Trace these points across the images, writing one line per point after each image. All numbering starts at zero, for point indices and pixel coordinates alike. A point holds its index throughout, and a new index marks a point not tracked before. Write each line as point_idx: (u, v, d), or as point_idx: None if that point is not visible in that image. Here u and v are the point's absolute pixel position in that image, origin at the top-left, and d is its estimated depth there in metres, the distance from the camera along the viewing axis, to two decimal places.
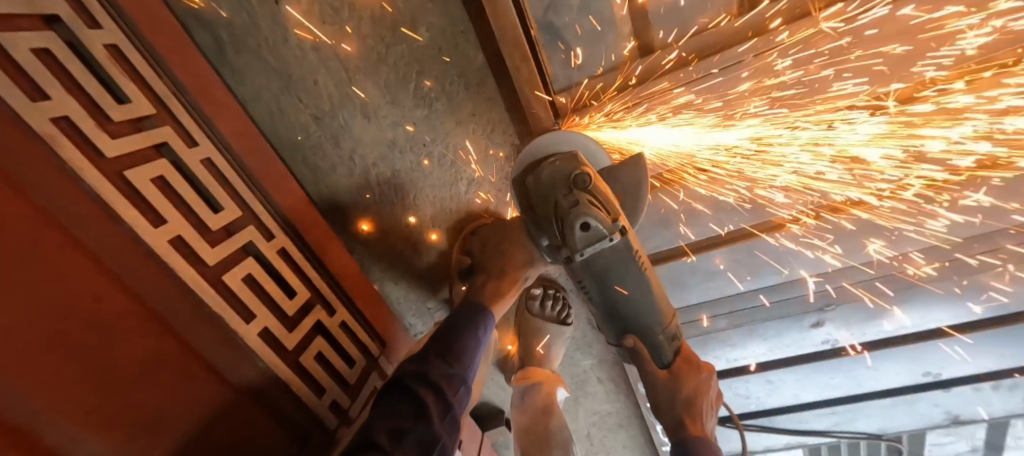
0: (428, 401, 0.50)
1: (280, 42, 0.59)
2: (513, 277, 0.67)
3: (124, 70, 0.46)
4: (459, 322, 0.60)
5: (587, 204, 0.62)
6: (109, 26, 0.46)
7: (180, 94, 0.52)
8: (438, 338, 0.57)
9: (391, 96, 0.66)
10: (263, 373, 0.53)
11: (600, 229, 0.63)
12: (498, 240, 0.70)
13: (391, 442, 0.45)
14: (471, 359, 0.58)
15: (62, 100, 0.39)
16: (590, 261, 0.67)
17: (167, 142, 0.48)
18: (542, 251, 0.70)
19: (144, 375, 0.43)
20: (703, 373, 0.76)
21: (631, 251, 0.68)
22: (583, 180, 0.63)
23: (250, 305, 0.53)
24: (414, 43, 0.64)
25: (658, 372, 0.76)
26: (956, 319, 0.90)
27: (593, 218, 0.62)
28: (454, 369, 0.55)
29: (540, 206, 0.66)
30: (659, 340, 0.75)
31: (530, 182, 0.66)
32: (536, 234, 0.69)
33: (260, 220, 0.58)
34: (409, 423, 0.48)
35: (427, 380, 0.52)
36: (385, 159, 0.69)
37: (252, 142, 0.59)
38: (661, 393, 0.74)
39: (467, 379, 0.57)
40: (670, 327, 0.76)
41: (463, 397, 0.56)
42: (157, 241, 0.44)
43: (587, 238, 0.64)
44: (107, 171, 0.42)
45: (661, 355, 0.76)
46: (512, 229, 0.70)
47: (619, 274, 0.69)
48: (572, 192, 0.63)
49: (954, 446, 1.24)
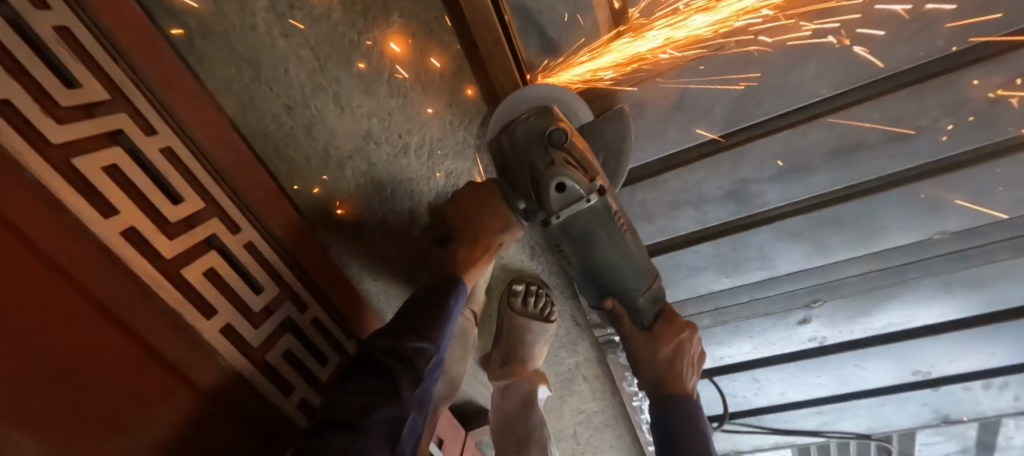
0: (401, 378, 0.49)
1: (248, 29, 0.56)
2: (486, 243, 0.65)
3: (76, 54, 0.44)
4: (432, 291, 0.58)
5: (562, 162, 0.59)
6: (61, 8, 0.44)
7: (139, 79, 0.50)
8: (408, 314, 0.55)
9: (365, 85, 0.63)
10: (224, 371, 0.51)
11: (577, 189, 0.59)
12: (472, 202, 0.65)
13: (361, 417, 0.44)
14: (442, 330, 0.56)
15: (5, 82, 0.37)
16: (567, 221, 0.65)
17: (123, 130, 0.46)
18: (520, 214, 0.67)
19: (94, 373, 0.41)
20: (683, 333, 0.74)
21: (609, 211, 0.65)
22: (559, 137, 0.59)
23: (211, 300, 0.51)
24: (387, 29, 0.61)
25: (637, 334, 0.75)
26: (946, 317, 0.89)
27: (569, 177, 0.58)
28: (424, 342, 0.53)
29: (515, 167, 0.62)
30: (639, 303, 0.74)
31: (504, 141, 0.62)
32: (512, 196, 0.66)
33: (226, 213, 0.56)
34: (381, 398, 0.47)
35: (399, 355, 0.50)
36: (360, 151, 0.67)
37: (219, 132, 0.57)
38: (641, 356, 0.74)
39: (440, 352, 0.56)
40: (651, 290, 0.74)
41: (436, 369, 0.56)
42: (108, 232, 0.42)
43: (563, 199, 0.61)
44: (54, 159, 0.40)
45: (642, 318, 0.75)
46: (487, 194, 0.65)
47: (599, 237, 0.67)
48: (548, 151, 0.59)
49: (944, 446, 1.22)
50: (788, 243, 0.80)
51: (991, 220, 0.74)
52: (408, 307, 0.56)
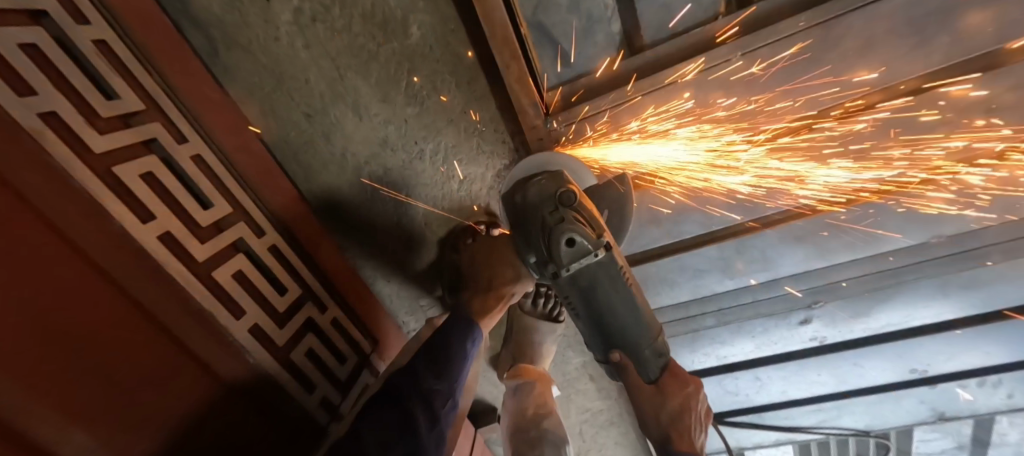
0: (419, 412, 0.54)
1: (271, 40, 0.58)
2: (500, 293, 0.69)
3: (114, 67, 0.46)
4: (449, 335, 0.62)
5: (572, 220, 0.62)
6: (98, 22, 0.46)
7: (169, 90, 0.52)
8: (430, 353, 0.60)
9: (382, 93, 0.65)
10: (251, 368, 0.53)
11: (585, 244, 0.62)
12: (487, 254, 0.72)
13: (379, 452, 0.47)
14: (458, 372, 0.60)
15: (50, 95, 0.40)
16: (576, 275, 0.65)
17: (156, 138, 0.49)
18: (530, 267, 0.68)
19: (134, 368, 0.42)
20: (689, 387, 0.72)
21: (617, 266, 0.66)
22: (569, 197, 0.63)
23: (240, 301, 0.53)
24: (405, 41, 0.62)
25: (643, 386, 0.71)
26: (941, 317, 0.91)
27: (578, 233, 0.62)
28: (440, 383, 0.58)
29: (526, 224, 0.65)
30: (646, 355, 0.71)
31: (517, 199, 0.65)
32: (524, 250, 0.67)
33: (251, 216, 0.58)
34: (399, 434, 0.50)
35: (419, 393, 0.55)
36: (376, 157, 0.69)
37: (243, 138, 0.60)
38: (647, 409, 0.71)
39: (455, 393, 0.60)
40: (658, 342, 0.72)
41: (452, 410, 0.59)
42: (145, 237, 0.45)
43: (573, 254, 0.63)
44: (97, 167, 0.42)
45: (649, 371, 0.71)
46: (500, 246, 0.71)
47: (605, 288, 0.66)
48: (558, 209, 0.63)
49: (940, 443, 1.25)
50: (789, 245, 0.82)
51: (986, 224, 0.76)
52: (426, 345, 0.61)
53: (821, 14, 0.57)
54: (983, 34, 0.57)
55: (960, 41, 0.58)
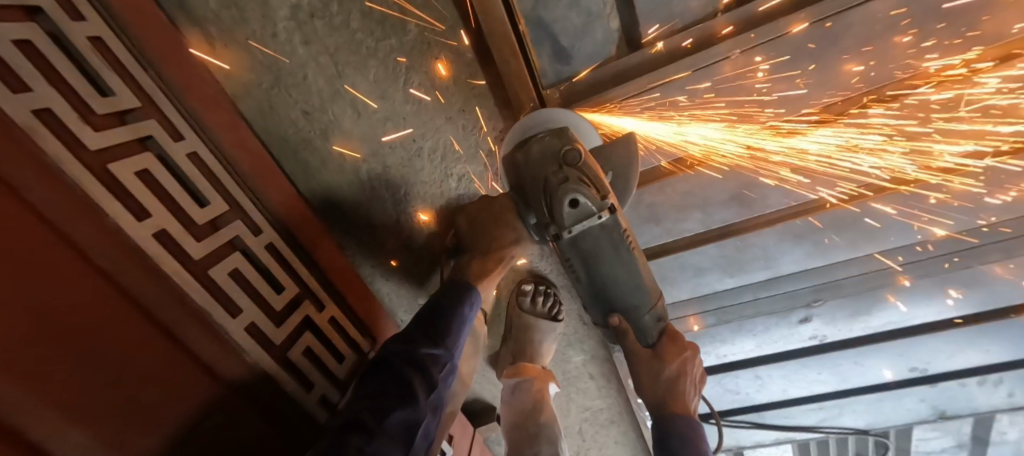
0: (415, 382, 0.51)
1: (268, 36, 0.57)
2: (500, 256, 0.66)
3: (109, 63, 0.46)
4: (447, 302, 0.59)
5: (577, 180, 0.60)
6: (93, 19, 0.45)
7: (165, 87, 0.52)
8: (426, 319, 0.56)
9: (380, 91, 0.65)
10: (249, 367, 0.53)
11: (589, 206, 0.61)
12: (486, 218, 0.68)
13: (375, 421, 0.46)
14: (455, 340, 0.57)
15: (45, 91, 0.39)
16: (578, 237, 0.65)
17: (153, 135, 0.48)
18: (531, 228, 0.69)
19: (132, 367, 0.42)
20: (686, 352, 0.77)
21: (620, 230, 0.65)
22: (574, 156, 0.61)
23: (237, 299, 0.53)
24: (403, 38, 0.62)
25: (641, 351, 0.77)
26: (941, 316, 0.91)
27: (582, 194, 0.60)
28: (438, 348, 0.55)
29: (530, 184, 0.64)
30: (646, 321, 0.75)
31: (519, 158, 0.63)
32: (525, 211, 0.68)
33: (248, 215, 0.58)
34: (394, 402, 0.49)
35: (414, 361, 0.52)
36: (376, 155, 0.69)
37: (241, 136, 0.59)
38: (645, 372, 0.76)
39: (453, 359, 0.57)
40: (658, 308, 0.75)
41: (449, 376, 0.57)
42: (141, 235, 0.44)
43: (575, 215, 0.62)
44: (92, 164, 0.42)
45: (647, 335, 0.76)
46: (501, 207, 0.68)
47: (608, 253, 0.67)
48: (562, 169, 0.61)
49: (940, 442, 1.25)
50: (790, 243, 0.82)
51: (988, 221, 0.76)
52: (424, 310, 0.58)
53: (822, 10, 0.57)
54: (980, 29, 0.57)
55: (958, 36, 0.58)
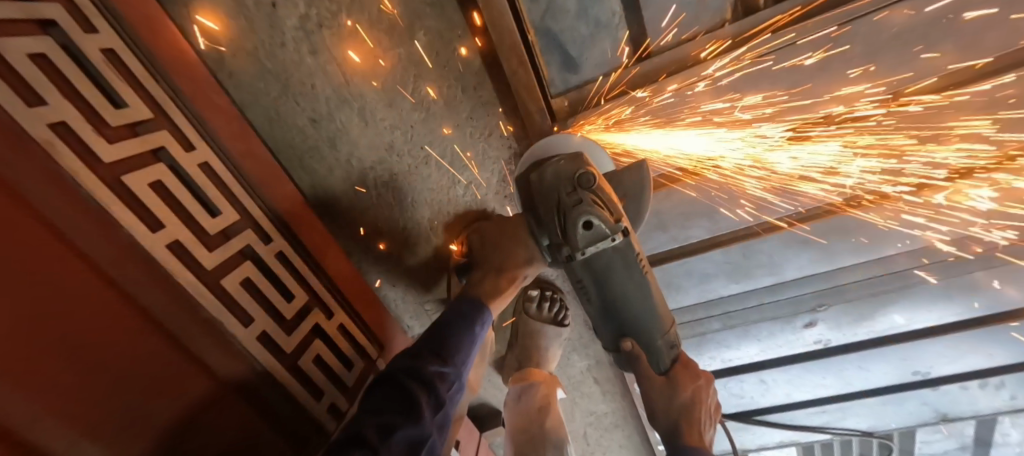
0: (419, 397, 0.50)
1: (278, 46, 0.58)
2: (512, 275, 0.66)
3: (120, 74, 0.46)
4: (455, 320, 0.60)
5: (591, 203, 0.60)
6: (105, 30, 0.46)
7: (177, 97, 0.52)
8: (434, 336, 0.57)
9: (389, 99, 0.66)
10: (259, 373, 0.53)
11: (603, 228, 0.61)
12: (499, 233, 0.69)
13: (379, 438, 0.44)
14: (464, 358, 0.58)
15: (61, 106, 0.40)
16: (591, 260, 0.65)
17: (164, 147, 0.48)
18: (542, 249, 0.68)
19: (137, 371, 0.42)
20: (700, 380, 0.77)
21: (633, 252, 0.66)
22: (589, 179, 0.61)
23: (248, 308, 0.53)
24: (411, 47, 0.64)
25: (655, 377, 0.76)
26: (944, 320, 0.92)
27: (596, 217, 0.60)
28: (447, 366, 0.55)
29: (542, 206, 0.64)
30: (658, 346, 0.75)
31: (534, 180, 0.64)
32: (538, 232, 0.67)
33: (257, 222, 0.58)
34: (398, 418, 0.47)
35: (420, 377, 0.52)
36: (383, 162, 0.69)
37: (251, 145, 0.59)
38: (658, 398, 0.75)
39: (460, 378, 0.57)
40: (669, 334, 0.76)
41: (456, 394, 0.57)
42: (155, 245, 0.44)
43: (589, 237, 0.62)
44: (105, 177, 0.42)
45: (659, 361, 0.76)
46: (514, 226, 0.69)
47: (620, 277, 0.67)
48: (576, 191, 0.61)
49: (943, 444, 1.26)
50: (795, 249, 0.83)
51: (990, 228, 0.76)
52: (430, 330, 0.58)
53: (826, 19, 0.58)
54: (986, 36, 0.57)
55: (963, 43, 0.58)
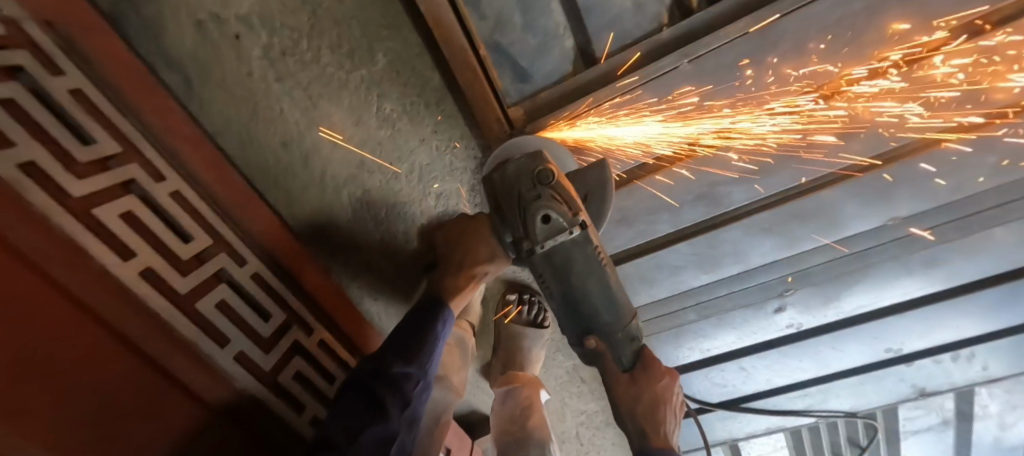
0: (386, 398, 0.52)
1: (245, 74, 0.60)
2: (471, 271, 0.70)
3: (90, 113, 0.48)
4: (421, 321, 0.62)
5: (549, 198, 0.62)
6: (73, 72, 0.48)
7: (146, 130, 0.54)
8: (398, 338, 0.58)
9: (355, 116, 0.68)
10: (239, 393, 0.54)
11: (560, 222, 0.63)
12: (461, 231, 0.71)
13: (346, 440, 0.47)
14: (429, 357, 0.59)
15: (30, 146, 0.42)
16: (552, 254, 0.66)
17: (135, 179, 0.51)
18: (505, 245, 0.70)
19: (119, 400, 0.43)
20: (664, 379, 0.79)
21: (592, 247, 0.67)
22: (547, 175, 0.63)
23: (224, 330, 0.55)
24: (373, 67, 0.67)
25: (619, 375, 0.78)
26: (907, 296, 0.94)
27: (554, 211, 0.62)
28: (411, 367, 0.57)
29: (505, 202, 0.66)
30: (620, 341, 0.77)
31: (496, 178, 0.66)
32: (502, 229, 0.68)
33: (233, 246, 0.60)
34: (367, 420, 0.50)
35: (387, 379, 0.54)
36: (354, 180, 0.71)
37: (223, 171, 0.61)
38: (624, 395, 0.78)
39: (427, 375, 0.59)
40: (631, 327, 0.77)
41: (424, 393, 0.59)
42: (128, 274, 0.46)
43: (547, 231, 0.64)
44: (76, 211, 0.44)
45: (623, 358, 0.78)
46: (478, 224, 0.70)
47: (580, 272, 0.69)
48: (535, 187, 0.63)
49: (925, 419, 1.27)
50: (757, 237, 0.85)
51: (937, 204, 0.79)
52: (398, 329, 0.60)
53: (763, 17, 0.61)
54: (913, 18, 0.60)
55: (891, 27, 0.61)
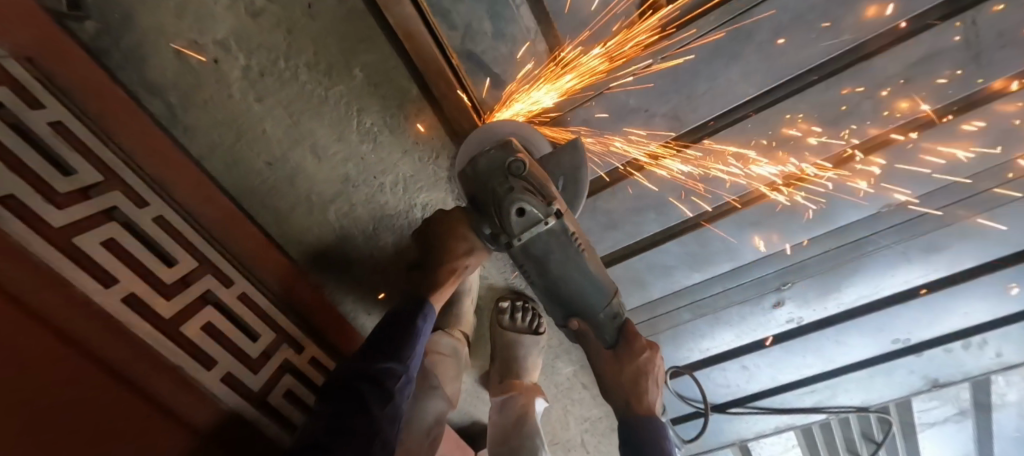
0: (369, 397, 0.51)
1: (226, 97, 0.61)
2: (454, 266, 0.66)
3: (69, 144, 0.49)
4: (401, 317, 0.60)
5: (521, 190, 0.62)
6: (53, 104, 0.49)
7: (128, 157, 0.55)
8: (378, 335, 0.58)
9: (337, 132, 0.68)
10: (228, 415, 0.54)
11: (534, 213, 0.63)
12: (444, 228, 0.67)
13: (327, 436, 0.47)
14: (411, 352, 0.58)
15: (10, 179, 0.42)
16: (529, 244, 0.66)
17: (117, 206, 0.51)
18: (484, 237, 0.69)
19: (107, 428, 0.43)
20: (647, 352, 0.78)
21: (567, 233, 0.67)
22: (519, 167, 0.62)
23: (210, 351, 0.55)
24: (350, 83, 0.66)
25: (603, 352, 0.78)
26: (909, 284, 0.91)
27: (527, 203, 0.62)
28: (392, 362, 0.55)
29: (480, 196, 0.65)
30: (604, 322, 0.76)
31: (469, 172, 0.65)
32: (479, 221, 0.68)
33: (219, 268, 0.60)
34: (350, 422, 0.48)
35: (368, 376, 0.53)
36: (341, 195, 0.71)
37: (207, 194, 0.62)
38: (609, 371, 0.78)
39: (410, 370, 0.57)
40: (614, 306, 0.76)
41: (407, 389, 0.57)
42: (108, 302, 0.46)
43: (523, 223, 0.64)
44: (58, 241, 0.44)
45: (606, 335, 0.77)
46: (455, 219, 0.68)
47: (558, 258, 0.68)
48: (507, 180, 0.63)
49: (941, 411, 1.23)
50: (748, 231, 0.84)
51: (925, 191, 0.78)
52: (378, 330, 0.59)
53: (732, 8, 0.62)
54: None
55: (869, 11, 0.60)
